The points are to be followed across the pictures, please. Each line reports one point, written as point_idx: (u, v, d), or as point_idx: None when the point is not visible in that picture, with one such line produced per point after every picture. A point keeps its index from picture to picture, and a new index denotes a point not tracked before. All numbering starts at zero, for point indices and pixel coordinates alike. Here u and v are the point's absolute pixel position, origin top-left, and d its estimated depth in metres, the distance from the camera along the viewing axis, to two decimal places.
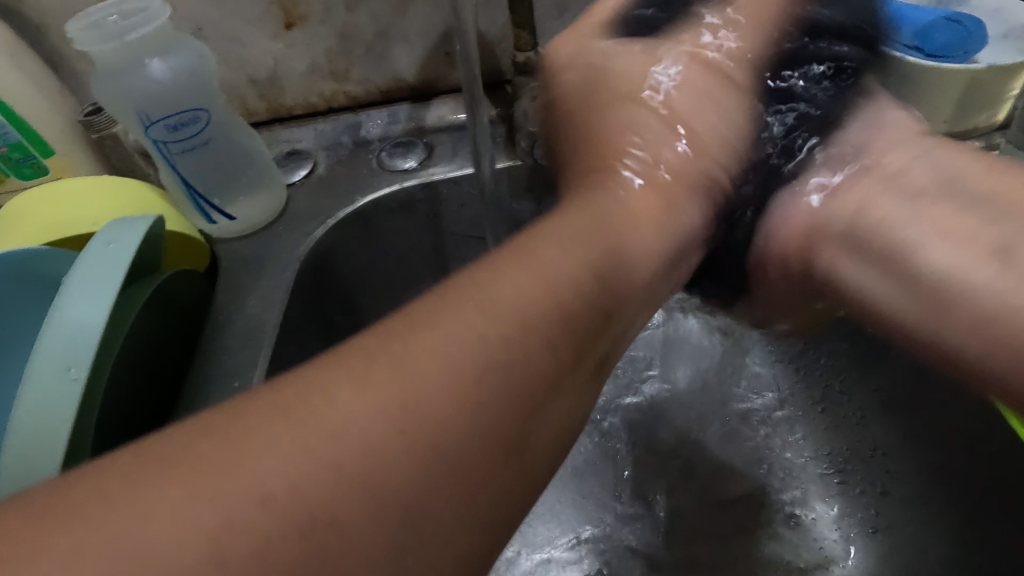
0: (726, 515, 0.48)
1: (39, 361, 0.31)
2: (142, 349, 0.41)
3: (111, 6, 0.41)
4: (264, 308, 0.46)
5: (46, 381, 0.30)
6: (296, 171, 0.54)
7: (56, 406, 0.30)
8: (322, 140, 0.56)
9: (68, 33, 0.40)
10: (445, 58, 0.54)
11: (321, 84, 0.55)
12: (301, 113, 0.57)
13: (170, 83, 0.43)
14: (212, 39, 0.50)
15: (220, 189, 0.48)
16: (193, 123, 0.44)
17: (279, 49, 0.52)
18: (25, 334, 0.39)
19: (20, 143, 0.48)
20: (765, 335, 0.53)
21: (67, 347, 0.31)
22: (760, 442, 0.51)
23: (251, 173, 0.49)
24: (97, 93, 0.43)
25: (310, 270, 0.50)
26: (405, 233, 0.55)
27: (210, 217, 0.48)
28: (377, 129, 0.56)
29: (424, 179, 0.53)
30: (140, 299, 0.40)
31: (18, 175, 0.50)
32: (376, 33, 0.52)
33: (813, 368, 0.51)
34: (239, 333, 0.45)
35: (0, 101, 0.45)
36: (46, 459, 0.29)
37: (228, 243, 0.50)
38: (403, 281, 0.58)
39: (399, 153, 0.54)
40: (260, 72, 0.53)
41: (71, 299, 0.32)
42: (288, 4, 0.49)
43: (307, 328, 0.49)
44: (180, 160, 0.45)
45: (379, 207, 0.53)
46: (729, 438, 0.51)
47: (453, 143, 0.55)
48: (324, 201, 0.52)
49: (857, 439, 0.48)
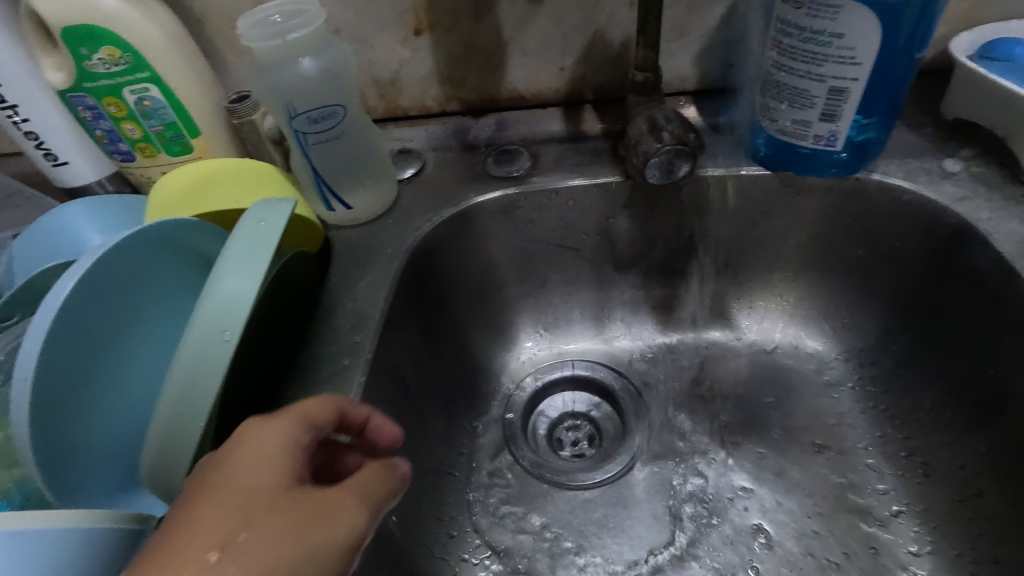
0: (831, 543, 0.48)
1: (200, 319, 0.35)
2: (251, 333, 0.42)
3: (275, 6, 0.45)
4: (370, 296, 0.49)
5: (204, 340, 0.34)
6: (405, 170, 0.58)
7: (210, 359, 0.34)
8: (432, 141, 0.61)
9: (237, 29, 0.43)
10: (559, 73, 0.58)
11: (437, 88, 0.59)
12: (415, 114, 0.62)
13: (318, 81, 0.47)
14: (347, 40, 0.55)
15: (342, 180, 0.51)
16: (330, 118, 0.48)
17: (406, 54, 0.56)
18: (148, 302, 0.42)
19: (174, 122, 0.53)
20: (733, 355, 0.59)
21: (219, 315, 0.35)
22: (826, 475, 0.52)
23: (370, 165, 0.53)
24: (253, 82, 0.47)
25: (414, 263, 0.52)
26: (500, 236, 0.57)
27: (330, 205, 0.52)
28: (485, 135, 0.60)
29: (525, 185, 0.55)
30: (265, 283, 0.42)
31: (168, 153, 0.55)
32: (498, 45, 0.56)
33: (875, 375, 0.55)
34: (347, 317, 0.48)
35: (164, 83, 0.51)
36: (201, 406, 0.34)
37: (340, 229, 0.54)
38: (490, 287, 0.59)
39: (505, 160, 0.57)
40: (384, 73, 0.58)
41: (228, 270, 0.36)
42: (420, 13, 0.53)
43: (403, 318, 0.51)
44: (313, 150, 0.49)
45: (481, 209, 0.55)
46: (793, 396, 0.56)
47: (559, 152, 0.58)
48: (429, 200, 0.55)
49: (958, 495, 0.47)
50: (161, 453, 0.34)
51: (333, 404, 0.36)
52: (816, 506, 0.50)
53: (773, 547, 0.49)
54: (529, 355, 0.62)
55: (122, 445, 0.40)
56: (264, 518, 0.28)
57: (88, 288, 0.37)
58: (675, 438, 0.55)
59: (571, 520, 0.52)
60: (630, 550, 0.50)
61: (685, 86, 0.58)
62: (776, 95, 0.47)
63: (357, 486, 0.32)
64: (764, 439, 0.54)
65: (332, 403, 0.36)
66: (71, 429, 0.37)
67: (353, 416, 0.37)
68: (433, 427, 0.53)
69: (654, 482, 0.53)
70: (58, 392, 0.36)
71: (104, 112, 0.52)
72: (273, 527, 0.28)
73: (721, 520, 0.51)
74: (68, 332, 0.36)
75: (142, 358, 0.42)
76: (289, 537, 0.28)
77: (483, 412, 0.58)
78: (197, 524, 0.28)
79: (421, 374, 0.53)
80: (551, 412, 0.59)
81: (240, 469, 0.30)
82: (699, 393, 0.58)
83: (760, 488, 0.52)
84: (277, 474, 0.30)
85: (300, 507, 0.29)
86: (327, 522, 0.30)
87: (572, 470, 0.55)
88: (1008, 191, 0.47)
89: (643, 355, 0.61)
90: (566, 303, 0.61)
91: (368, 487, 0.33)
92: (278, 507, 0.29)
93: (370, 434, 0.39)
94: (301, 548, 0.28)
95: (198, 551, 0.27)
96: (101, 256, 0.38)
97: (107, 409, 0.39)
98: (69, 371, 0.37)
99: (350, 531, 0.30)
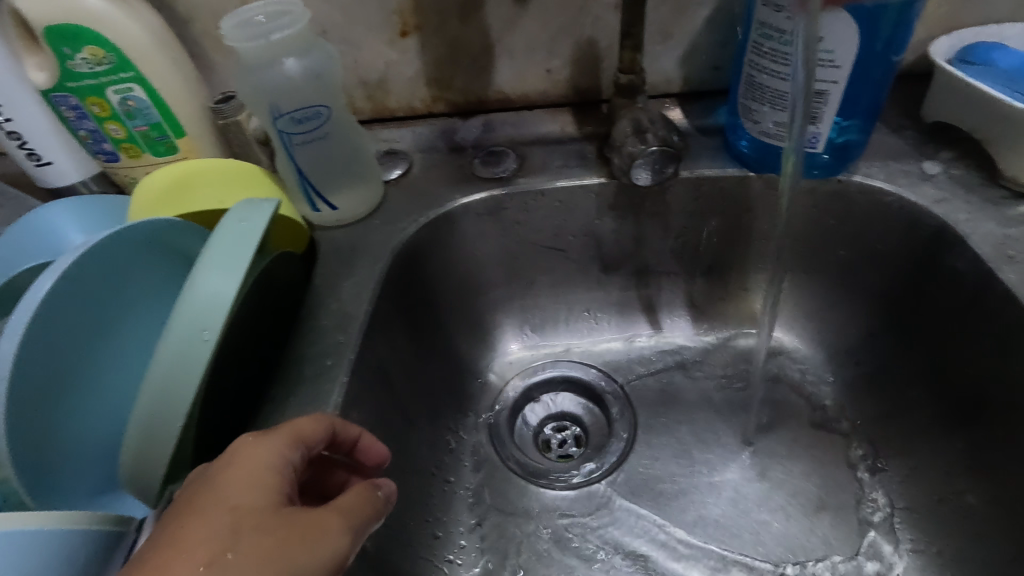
0: (814, 543, 0.49)
1: (180, 319, 0.35)
2: (233, 333, 0.42)
3: (260, 6, 0.45)
4: (355, 296, 0.49)
5: (184, 340, 0.34)
6: (391, 171, 0.58)
7: (189, 359, 0.34)
8: (419, 143, 0.61)
9: (221, 28, 0.43)
10: (545, 75, 0.58)
11: (424, 90, 0.59)
12: (403, 115, 0.62)
13: (303, 81, 0.47)
14: (334, 42, 0.55)
15: (328, 180, 0.51)
16: (315, 118, 0.48)
17: (393, 55, 0.56)
18: (128, 302, 0.42)
19: (159, 123, 0.53)
20: (719, 356, 0.60)
21: (198, 315, 0.35)
22: (810, 474, 0.52)
23: (356, 166, 0.53)
24: (237, 82, 0.47)
25: (399, 264, 0.52)
26: (486, 237, 0.57)
27: (315, 205, 0.52)
28: (472, 136, 0.60)
29: (511, 187, 0.55)
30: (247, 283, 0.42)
31: (153, 153, 0.55)
32: (484, 47, 0.56)
33: (859, 375, 0.55)
34: (331, 317, 0.48)
35: (148, 83, 0.51)
36: (179, 407, 0.33)
37: (326, 230, 0.54)
38: (477, 288, 0.59)
39: (491, 161, 0.58)
40: (371, 75, 0.58)
41: (208, 270, 0.36)
42: (407, 15, 0.53)
43: (389, 319, 0.51)
44: (298, 150, 0.49)
45: (467, 210, 0.55)
46: (777, 396, 0.57)
47: (546, 153, 0.58)
48: (415, 201, 0.55)
49: (939, 493, 0.47)
50: (139, 454, 0.34)
51: (325, 422, 0.36)
52: (800, 505, 0.51)
53: (757, 546, 0.49)
54: (516, 356, 0.62)
55: (101, 446, 0.40)
56: (251, 538, 0.29)
57: (66, 288, 0.37)
58: (660, 438, 0.56)
59: (556, 520, 0.52)
60: (616, 550, 0.50)
61: (670, 89, 0.58)
62: (758, 97, 0.48)
63: (344, 508, 0.32)
64: (750, 439, 0.54)
65: (324, 421, 0.36)
66: (48, 430, 0.36)
67: (345, 434, 0.37)
68: (419, 428, 0.53)
69: (640, 482, 0.53)
70: (37, 392, 0.36)
71: (87, 111, 0.51)
72: (259, 546, 0.28)
73: (707, 520, 0.51)
74: (46, 332, 0.36)
75: (123, 358, 0.41)
76: (271, 560, 0.28)
77: (470, 413, 0.58)
78: (185, 541, 0.28)
79: (407, 374, 0.53)
80: (538, 413, 0.60)
81: (229, 486, 0.30)
82: (685, 394, 0.58)
83: (746, 488, 0.52)
84: (266, 491, 0.31)
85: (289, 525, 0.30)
86: (314, 542, 0.30)
87: (559, 471, 0.55)
88: (986, 193, 0.48)
89: (629, 356, 0.61)
90: (553, 304, 0.62)
91: (353, 511, 0.33)
92: (265, 526, 0.29)
93: (360, 453, 0.39)
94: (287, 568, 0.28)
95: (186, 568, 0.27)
96: (79, 255, 0.38)
97: (86, 410, 0.39)
98: (47, 372, 0.36)
99: (337, 552, 0.30)
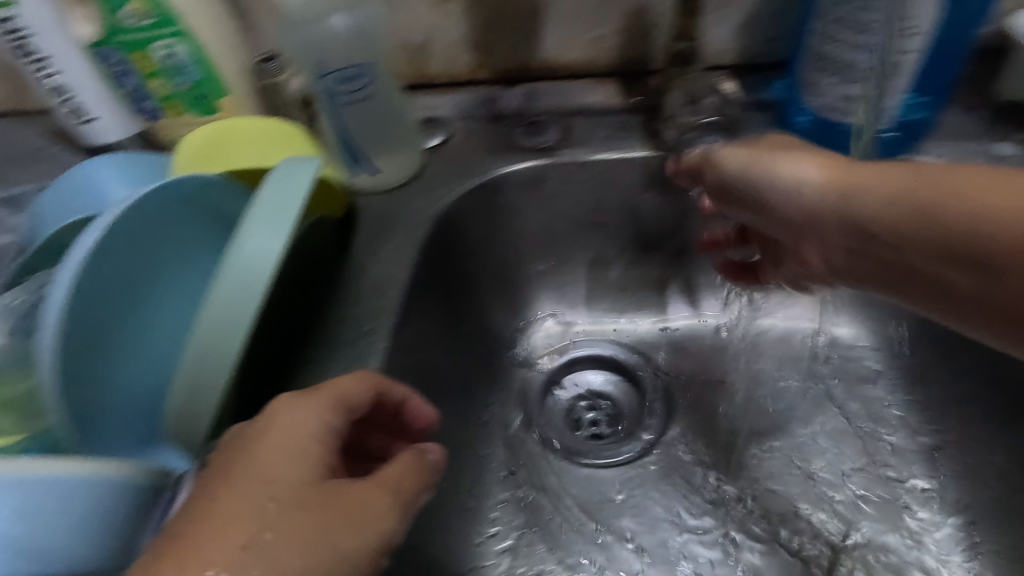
0: (857, 535, 0.48)
1: (227, 276, 0.34)
2: (274, 294, 0.42)
3: None
4: (395, 263, 0.48)
5: (232, 298, 0.34)
6: (429, 139, 0.56)
7: (236, 317, 0.34)
8: (459, 110, 0.59)
9: None
10: (592, 42, 0.56)
11: (467, 56, 0.58)
12: (443, 82, 0.60)
13: (349, 40, 0.46)
14: None
15: (370, 145, 0.50)
16: (359, 78, 0.47)
17: (437, 18, 0.55)
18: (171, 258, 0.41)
19: (200, 81, 0.52)
20: (760, 341, 0.57)
21: (245, 273, 0.34)
22: (854, 466, 0.50)
23: (399, 131, 0.51)
24: (283, 39, 0.46)
25: (439, 232, 0.51)
26: (526, 209, 0.56)
27: (356, 170, 0.51)
28: (514, 104, 0.58)
29: (555, 157, 0.53)
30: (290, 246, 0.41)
31: (194, 112, 0.55)
32: (531, 12, 0.54)
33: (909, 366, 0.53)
34: (370, 283, 0.47)
35: (192, 40, 0.50)
36: (224, 364, 0.33)
37: (365, 196, 0.53)
38: (515, 261, 0.58)
39: (533, 132, 0.56)
40: (413, 38, 0.56)
41: (254, 229, 0.36)
42: None
43: (427, 288, 0.50)
44: (342, 112, 0.48)
45: (508, 180, 0.54)
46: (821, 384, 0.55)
47: (590, 123, 0.56)
48: (456, 169, 0.54)
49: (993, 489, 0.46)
50: (184, 408, 0.34)
51: (369, 387, 0.35)
52: (842, 496, 0.49)
53: (797, 535, 0.48)
54: (550, 333, 0.61)
55: (143, 400, 0.40)
56: (290, 516, 0.28)
57: (111, 241, 0.37)
58: (698, 421, 0.54)
59: (591, 497, 0.52)
60: (652, 529, 0.50)
61: (723, 60, 0.56)
62: (822, 67, 0.45)
63: (384, 484, 0.32)
64: (791, 427, 0.53)
65: (367, 386, 0.35)
66: (93, 382, 0.37)
67: (388, 397, 0.37)
68: (453, 399, 0.52)
69: (676, 464, 0.52)
70: (83, 344, 0.36)
71: (131, 68, 0.51)
72: (297, 526, 0.28)
73: (745, 505, 0.50)
74: (93, 283, 0.36)
75: (165, 314, 0.41)
76: (309, 541, 0.28)
77: (503, 387, 0.57)
78: (225, 509, 0.28)
79: (443, 345, 0.52)
80: (569, 391, 0.58)
81: (270, 456, 0.30)
82: (725, 378, 0.56)
83: (786, 476, 0.51)
84: (307, 463, 0.30)
85: (328, 506, 0.29)
86: (353, 524, 0.30)
87: (593, 448, 0.54)
88: None
89: (666, 337, 0.60)
90: (590, 281, 0.60)
91: (394, 486, 0.32)
92: (304, 504, 0.29)
93: (405, 415, 0.39)
94: (326, 549, 0.29)
95: (225, 544, 0.27)
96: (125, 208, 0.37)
97: (129, 364, 0.39)
98: (92, 324, 0.36)
99: (377, 530, 0.31)
